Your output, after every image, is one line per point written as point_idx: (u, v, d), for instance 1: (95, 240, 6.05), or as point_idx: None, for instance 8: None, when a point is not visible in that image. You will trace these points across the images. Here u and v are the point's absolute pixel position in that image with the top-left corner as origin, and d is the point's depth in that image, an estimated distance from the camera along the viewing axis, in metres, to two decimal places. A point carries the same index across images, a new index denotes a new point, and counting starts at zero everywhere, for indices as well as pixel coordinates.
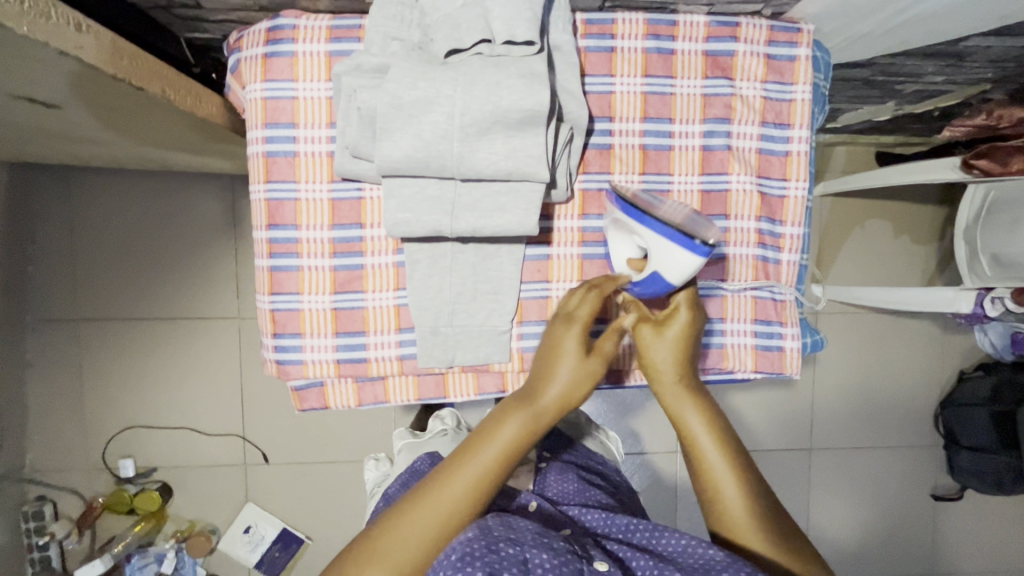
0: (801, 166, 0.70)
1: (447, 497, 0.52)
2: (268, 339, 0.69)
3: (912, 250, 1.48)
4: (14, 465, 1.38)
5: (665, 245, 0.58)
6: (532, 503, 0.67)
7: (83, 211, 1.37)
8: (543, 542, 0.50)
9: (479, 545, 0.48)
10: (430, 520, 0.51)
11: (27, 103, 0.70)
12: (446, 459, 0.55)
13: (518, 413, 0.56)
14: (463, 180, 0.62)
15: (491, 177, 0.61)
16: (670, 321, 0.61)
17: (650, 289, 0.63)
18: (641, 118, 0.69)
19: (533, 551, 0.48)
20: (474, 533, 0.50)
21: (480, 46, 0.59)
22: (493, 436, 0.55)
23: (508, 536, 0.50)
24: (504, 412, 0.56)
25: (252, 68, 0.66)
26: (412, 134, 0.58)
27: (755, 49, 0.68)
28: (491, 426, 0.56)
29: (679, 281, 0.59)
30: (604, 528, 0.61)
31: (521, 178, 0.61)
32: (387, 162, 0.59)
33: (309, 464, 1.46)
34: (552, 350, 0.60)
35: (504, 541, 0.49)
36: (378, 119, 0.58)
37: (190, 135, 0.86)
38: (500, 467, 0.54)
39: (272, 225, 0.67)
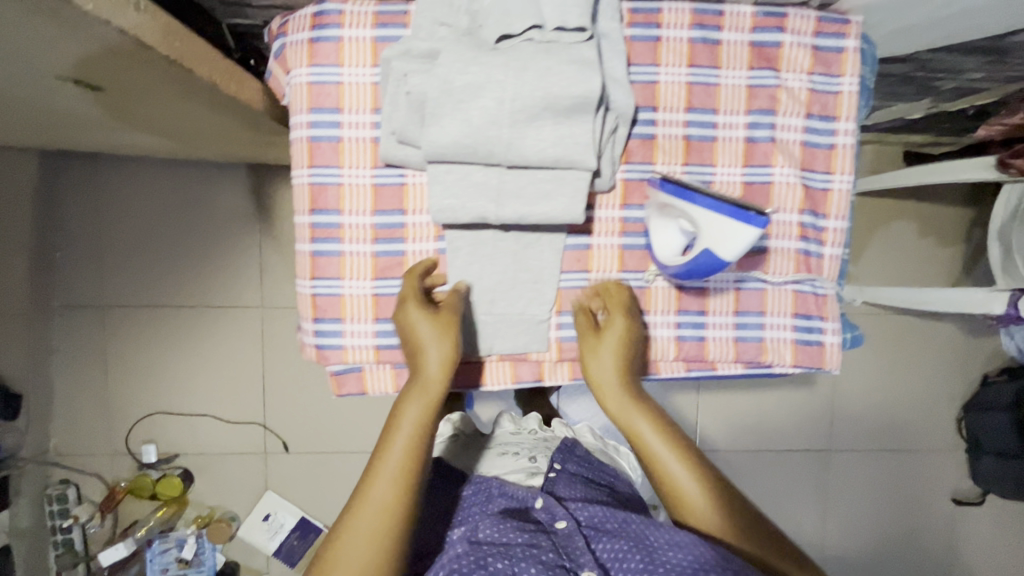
0: (846, 159, 0.69)
1: (377, 498, 0.55)
2: (308, 323, 0.69)
3: (939, 251, 1.46)
4: (40, 449, 1.40)
5: (719, 219, 0.57)
6: (540, 502, 0.67)
7: (111, 198, 1.39)
8: (531, 555, 0.58)
9: (467, 561, 0.56)
10: (372, 523, 0.54)
11: (73, 86, 0.71)
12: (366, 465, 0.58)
13: (414, 396, 0.61)
14: (509, 167, 0.62)
15: (538, 165, 0.61)
16: (609, 331, 0.67)
17: (703, 269, 0.61)
18: (685, 109, 0.68)
19: (520, 564, 0.56)
20: (466, 550, 0.59)
21: (530, 31, 0.58)
22: (398, 423, 0.59)
23: (497, 550, 0.58)
24: (403, 399, 0.61)
25: (298, 53, 0.66)
26: (461, 119, 0.58)
27: (802, 40, 0.68)
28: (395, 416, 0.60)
29: (734, 256, 0.58)
30: (601, 522, 0.63)
31: (568, 166, 0.60)
32: (436, 147, 0.59)
33: (328, 454, 1.47)
34: (407, 333, 0.64)
35: (493, 557, 0.57)
36: (428, 104, 0.58)
37: (227, 121, 0.86)
38: (414, 447, 0.58)
39: (315, 210, 0.68)
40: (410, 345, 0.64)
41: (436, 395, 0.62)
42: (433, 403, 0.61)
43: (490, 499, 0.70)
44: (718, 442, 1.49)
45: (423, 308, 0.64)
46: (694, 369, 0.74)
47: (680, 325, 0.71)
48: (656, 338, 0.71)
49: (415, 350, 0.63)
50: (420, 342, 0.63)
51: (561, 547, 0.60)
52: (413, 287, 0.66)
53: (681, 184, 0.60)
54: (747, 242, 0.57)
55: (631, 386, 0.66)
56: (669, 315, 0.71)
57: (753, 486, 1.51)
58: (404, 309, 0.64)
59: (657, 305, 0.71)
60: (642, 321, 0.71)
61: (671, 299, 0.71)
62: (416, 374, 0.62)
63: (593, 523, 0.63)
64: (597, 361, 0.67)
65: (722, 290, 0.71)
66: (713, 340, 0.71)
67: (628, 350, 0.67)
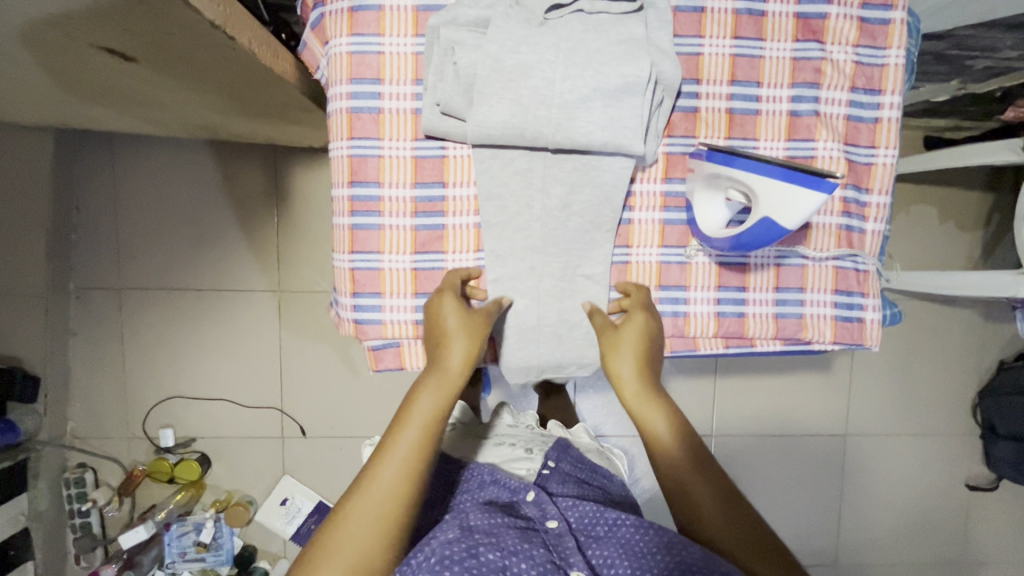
0: (891, 132, 0.69)
1: (386, 484, 0.56)
2: (347, 298, 0.68)
3: (958, 237, 1.45)
4: (58, 432, 1.40)
5: (777, 184, 0.56)
6: (530, 495, 0.68)
7: (128, 181, 1.38)
8: (523, 549, 0.56)
9: (459, 548, 0.54)
10: (382, 502, 0.55)
11: (106, 55, 0.70)
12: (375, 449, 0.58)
13: (431, 385, 0.61)
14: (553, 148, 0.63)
15: (585, 147, 0.61)
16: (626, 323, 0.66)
17: (763, 236, 0.60)
18: (728, 82, 0.68)
19: (513, 558, 0.55)
20: (456, 536, 0.56)
21: (581, 2, 0.61)
22: (413, 412, 0.60)
23: (489, 540, 0.57)
24: (419, 388, 0.61)
25: (338, 22, 0.65)
26: (511, 99, 0.59)
27: (848, 11, 0.67)
28: (410, 402, 0.61)
29: (794, 224, 0.57)
30: (592, 525, 0.63)
31: (614, 150, 0.61)
32: (484, 126, 0.60)
33: (346, 438, 1.46)
34: (437, 322, 0.64)
35: (486, 546, 0.55)
36: (478, 81, 0.59)
37: (255, 97, 0.85)
38: (425, 437, 0.58)
39: (354, 182, 0.67)
40: (436, 334, 0.64)
41: (455, 385, 0.62)
42: (448, 397, 0.61)
43: (482, 487, 0.73)
44: (734, 427, 1.49)
45: (460, 308, 0.64)
46: (732, 346, 0.73)
47: (720, 301, 0.71)
48: (696, 314, 0.71)
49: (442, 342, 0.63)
50: (444, 334, 0.63)
51: (551, 546, 0.60)
52: (454, 282, 0.66)
53: (728, 151, 0.59)
54: (810, 206, 0.55)
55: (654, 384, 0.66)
56: (709, 291, 0.71)
57: (768, 471, 1.51)
58: (440, 300, 0.64)
59: (695, 281, 0.71)
60: (682, 297, 0.71)
61: (711, 274, 0.70)
62: (438, 365, 0.62)
63: (584, 524, 0.63)
64: (614, 356, 0.66)
65: (763, 266, 0.71)
66: (753, 317, 0.71)
67: (645, 346, 0.66)
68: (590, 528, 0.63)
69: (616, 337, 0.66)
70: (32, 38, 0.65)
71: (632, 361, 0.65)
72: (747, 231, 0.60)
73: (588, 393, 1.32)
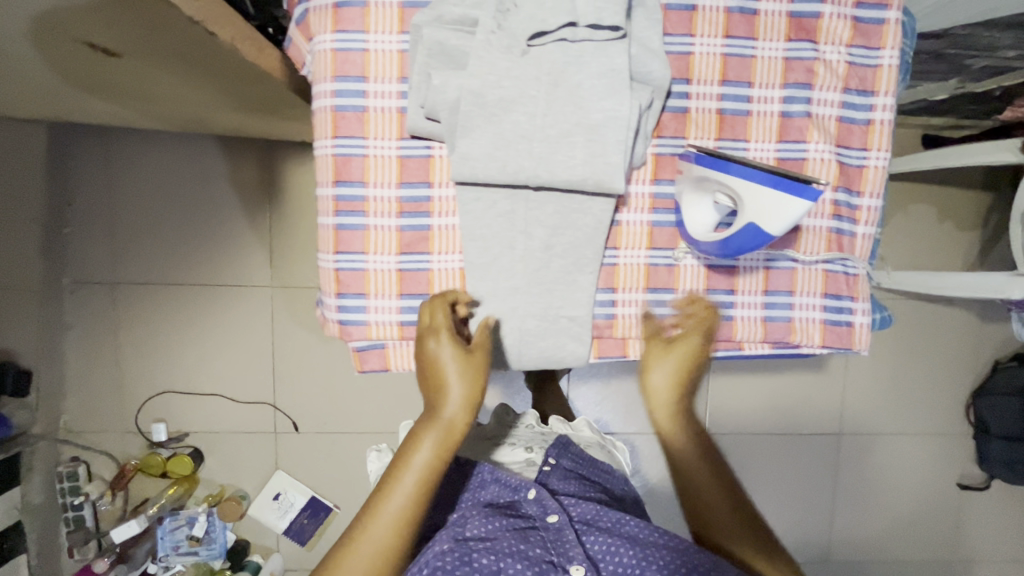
0: (882, 135, 0.68)
1: (374, 541, 0.58)
2: (331, 299, 0.68)
3: (955, 236, 1.45)
4: (51, 426, 1.40)
5: (762, 188, 0.56)
6: (531, 493, 0.69)
7: (120, 174, 1.37)
8: (518, 550, 0.60)
9: (452, 558, 0.58)
10: (369, 560, 0.58)
11: (88, 49, 0.69)
12: (368, 499, 0.61)
13: (429, 436, 0.62)
14: (535, 187, 0.63)
15: (566, 183, 0.60)
16: (682, 341, 0.69)
17: (745, 242, 0.59)
18: (719, 82, 0.67)
19: (507, 560, 0.58)
20: (451, 547, 0.60)
21: (563, 31, 0.57)
22: (409, 465, 0.61)
23: (483, 545, 0.60)
24: (415, 438, 0.62)
25: (322, 18, 0.64)
26: (493, 132, 0.58)
27: (842, 11, 0.66)
28: (408, 453, 0.62)
29: (779, 230, 0.57)
30: (594, 519, 0.65)
31: (594, 187, 0.60)
32: (468, 160, 0.59)
33: (340, 433, 1.47)
34: (434, 361, 0.63)
35: (479, 552, 0.59)
36: (459, 113, 0.58)
37: (242, 91, 0.84)
38: (419, 491, 0.60)
39: (339, 182, 0.66)
40: (434, 376, 0.63)
41: (452, 435, 0.63)
42: (446, 448, 0.62)
43: (483, 485, 0.73)
44: (727, 426, 1.49)
45: (459, 346, 0.63)
46: (720, 349, 0.73)
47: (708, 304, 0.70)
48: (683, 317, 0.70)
49: (439, 385, 0.63)
50: (446, 379, 0.63)
51: (550, 542, 0.62)
52: (448, 320, 0.64)
53: (718, 155, 0.58)
54: (793, 212, 0.55)
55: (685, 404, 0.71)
56: (697, 294, 0.70)
57: (760, 469, 1.52)
58: (434, 341, 0.63)
59: (683, 285, 0.70)
60: (670, 300, 0.70)
61: (700, 276, 0.70)
62: (436, 412, 0.63)
63: (585, 518, 0.66)
64: (660, 371, 0.70)
65: (752, 269, 0.70)
66: (742, 322, 0.70)
67: (689, 369, 0.70)
68: (590, 522, 0.65)
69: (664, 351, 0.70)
70: (11, 32, 0.64)
71: (673, 377, 0.70)
72: (729, 238, 0.60)
73: (582, 391, 1.32)
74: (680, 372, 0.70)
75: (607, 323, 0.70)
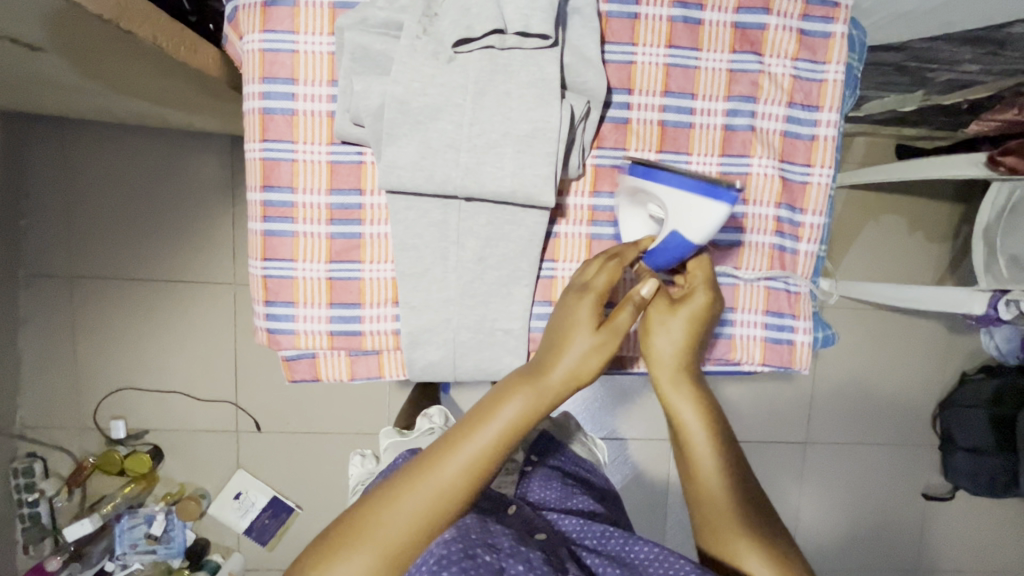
0: (827, 152, 0.66)
1: (442, 481, 0.50)
2: (260, 306, 0.66)
3: (926, 247, 1.44)
4: (6, 422, 1.38)
5: (685, 191, 0.55)
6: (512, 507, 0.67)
7: (78, 166, 1.34)
8: (519, 550, 0.51)
9: (456, 548, 0.48)
10: (431, 500, 0.50)
11: (12, 44, 0.67)
12: (444, 435, 0.53)
13: (525, 390, 0.53)
14: (466, 197, 0.62)
15: (495, 194, 0.59)
16: (686, 300, 0.60)
17: (671, 252, 0.58)
18: (661, 93, 0.65)
19: (509, 560, 0.49)
20: (452, 534, 0.51)
21: (491, 38, 0.55)
22: (495, 414, 0.53)
23: (485, 541, 0.51)
24: (509, 388, 0.54)
25: (251, 17, 0.62)
26: (419, 140, 0.57)
27: (788, 23, 0.64)
28: (495, 403, 0.54)
29: (702, 237, 0.56)
30: (580, 537, 0.63)
31: (523, 199, 0.59)
32: (394, 169, 0.58)
33: (302, 434, 1.45)
34: (566, 316, 0.57)
35: (482, 547, 0.49)
36: (383, 120, 0.56)
37: (185, 86, 0.81)
38: (497, 447, 0.52)
39: (267, 187, 0.64)
40: (559, 331, 0.56)
41: (550, 401, 0.54)
42: (538, 410, 0.53)
43: None
44: None
45: (598, 309, 0.55)
46: None
47: None
48: None
49: (559, 343, 0.55)
50: (570, 336, 0.55)
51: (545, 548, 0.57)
52: (601, 286, 0.57)
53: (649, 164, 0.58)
54: (714, 217, 0.54)
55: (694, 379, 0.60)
56: None
57: None
58: (579, 296, 0.57)
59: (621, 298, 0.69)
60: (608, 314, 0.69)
61: None
62: (542, 367, 0.55)
63: (569, 535, 0.63)
64: (664, 335, 0.60)
65: None
66: None
67: (698, 333, 0.60)
68: (575, 539, 0.62)
69: (670, 318, 0.60)
70: None
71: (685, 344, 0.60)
72: (657, 247, 0.59)
73: None
74: (687, 343, 0.60)
75: None
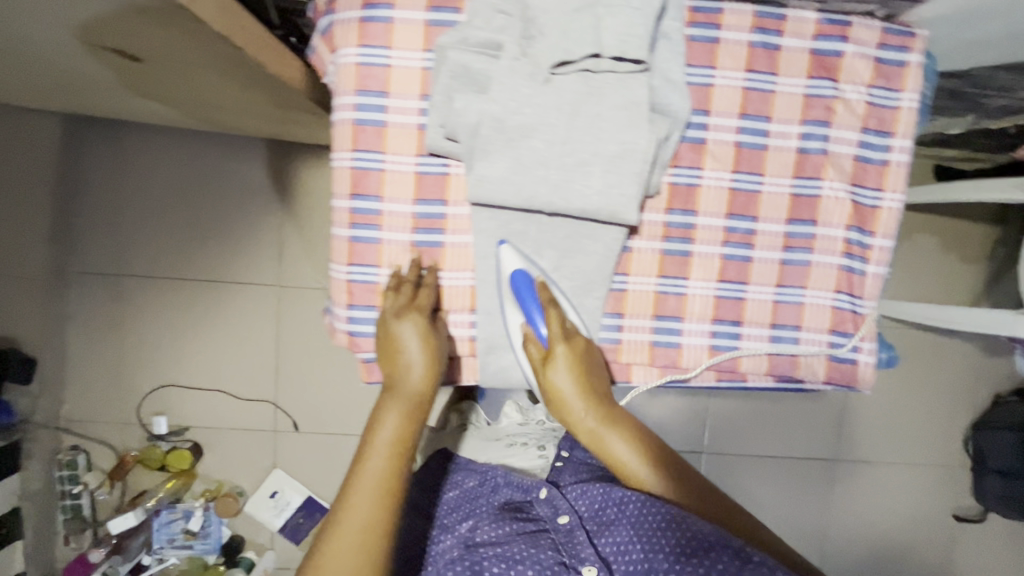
0: (898, 177, 0.68)
1: (356, 521, 0.57)
2: (342, 310, 0.69)
3: (961, 268, 1.44)
4: (52, 414, 1.40)
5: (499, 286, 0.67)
6: (542, 493, 0.74)
7: (131, 166, 1.37)
8: (529, 555, 0.64)
9: (467, 565, 0.64)
10: (356, 539, 0.57)
11: (116, 54, 0.71)
12: (347, 482, 0.60)
13: (392, 410, 0.64)
14: (549, 212, 0.64)
15: (580, 212, 0.62)
16: (553, 354, 0.66)
17: (529, 307, 0.65)
18: (738, 115, 0.67)
19: (519, 565, 0.63)
20: (465, 554, 0.66)
21: (586, 62, 0.59)
22: (376, 442, 0.62)
23: (496, 553, 0.65)
24: (381, 414, 0.64)
25: (347, 32, 0.64)
26: (511, 156, 0.60)
27: (865, 51, 0.66)
28: (374, 429, 0.63)
29: (525, 263, 0.65)
30: (601, 512, 0.68)
31: (608, 218, 0.62)
32: (485, 183, 0.61)
33: (337, 434, 1.47)
34: (393, 341, 0.65)
35: (491, 560, 0.64)
36: (479, 137, 0.60)
37: (263, 97, 0.85)
38: (390, 469, 0.61)
39: (355, 195, 0.66)
40: (395, 357, 0.65)
41: (415, 406, 0.65)
42: (409, 420, 0.64)
43: (497, 489, 0.78)
44: (725, 447, 1.50)
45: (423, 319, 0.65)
46: (724, 379, 0.74)
47: (715, 334, 0.71)
48: (690, 345, 0.71)
49: (403, 362, 0.65)
50: (403, 354, 0.65)
51: (561, 544, 0.65)
52: (423, 304, 0.66)
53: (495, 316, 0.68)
54: (512, 258, 0.65)
55: (602, 406, 0.67)
56: (704, 324, 0.71)
57: (756, 492, 1.51)
58: (399, 319, 0.65)
59: (693, 314, 0.71)
60: (677, 328, 0.71)
61: (708, 307, 0.70)
62: (396, 388, 0.65)
63: (594, 515, 0.69)
64: (558, 374, 0.66)
65: (761, 301, 0.71)
66: (748, 352, 0.71)
67: (584, 363, 0.66)
68: (598, 518, 0.68)
69: (556, 366, 0.65)
70: (45, 34, 0.67)
71: (568, 369, 0.66)
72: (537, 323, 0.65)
73: None
74: (579, 372, 0.66)
75: (613, 348, 0.71)
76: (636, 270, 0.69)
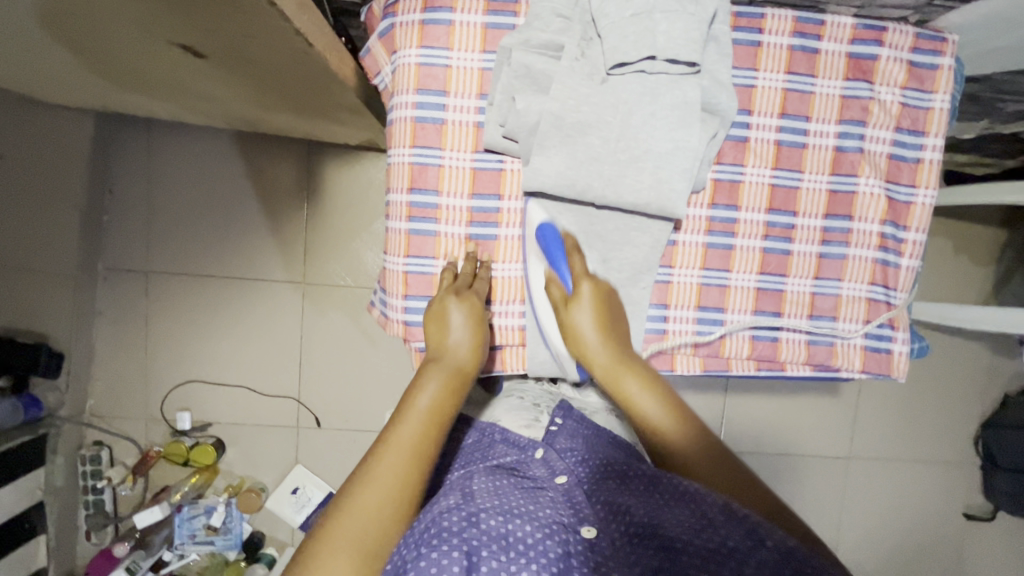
0: (931, 174, 0.72)
1: (386, 475, 0.50)
2: (398, 300, 0.71)
3: (971, 270, 1.48)
4: (77, 409, 1.41)
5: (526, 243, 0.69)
6: (539, 452, 0.65)
7: (162, 166, 1.40)
8: (529, 513, 0.51)
9: (457, 518, 0.49)
10: (383, 494, 0.49)
11: (180, 51, 0.73)
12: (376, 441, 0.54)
13: (433, 375, 0.59)
14: (599, 205, 0.67)
15: (631, 205, 0.65)
16: (576, 297, 0.65)
17: (553, 250, 0.67)
18: (779, 114, 0.70)
19: (516, 522, 0.49)
20: (455, 503, 0.52)
21: (643, 63, 0.62)
22: (414, 405, 0.56)
23: (491, 505, 0.51)
24: (422, 378, 0.59)
25: (408, 33, 0.67)
26: (566, 151, 0.64)
27: (899, 55, 0.69)
28: (414, 391, 0.58)
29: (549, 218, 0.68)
30: (602, 479, 0.59)
31: (655, 211, 0.65)
32: (541, 176, 0.64)
33: (360, 430, 1.48)
34: (440, 315, 0.65)
35: (486, 513, 0.50)
36: (537, 135, 0.63)
37: (310, 97, 0.88)
38: (425, 430, 0.55)
39: (413, 189, 0.69)
40: (442, 329, 0.64)
41: (458, 374, 0.61)
42: (452, 385, 0.59)
43: (491, 446, 0.68)
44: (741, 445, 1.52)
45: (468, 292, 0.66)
46: (763, 368, 0.76)
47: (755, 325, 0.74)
48: (731, 335, 0.74)
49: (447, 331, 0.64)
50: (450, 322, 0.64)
51: (560, 504, 0.54)
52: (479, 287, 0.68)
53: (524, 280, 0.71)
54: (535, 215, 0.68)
55: (625, 354, 0.64)
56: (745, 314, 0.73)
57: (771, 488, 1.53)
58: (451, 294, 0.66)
59: (737, 303, 0.73)
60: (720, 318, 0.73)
61: (749, 298, 0.73)
62: (441, 358, 0.62)
63: (595, 480, 0.59)
64: (580, 314, 0.65)
65: (799, 292, 0.74)
66: (787, 341, 0.74)
67: (604, 309, 0.66)
68: (599, 483, 0.59)
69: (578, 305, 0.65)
70: (116, 32, 0.69)
71: (591, 310, 0.65)
72: (559, 268, 0.66)
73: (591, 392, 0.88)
74: (601, 321, 0.65)
75: (658, 338, 0.73)
76: (682, 261, 0.72)
